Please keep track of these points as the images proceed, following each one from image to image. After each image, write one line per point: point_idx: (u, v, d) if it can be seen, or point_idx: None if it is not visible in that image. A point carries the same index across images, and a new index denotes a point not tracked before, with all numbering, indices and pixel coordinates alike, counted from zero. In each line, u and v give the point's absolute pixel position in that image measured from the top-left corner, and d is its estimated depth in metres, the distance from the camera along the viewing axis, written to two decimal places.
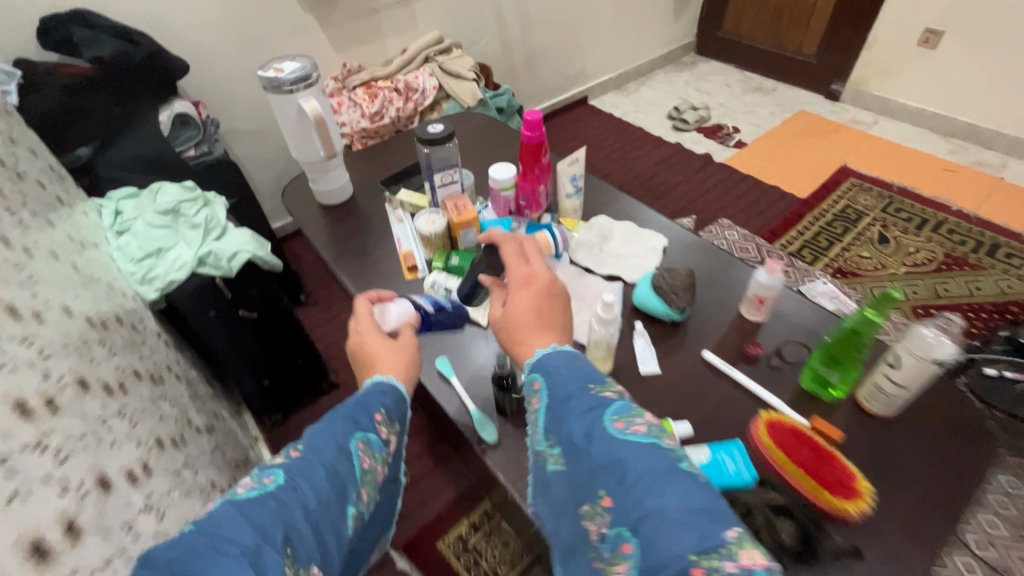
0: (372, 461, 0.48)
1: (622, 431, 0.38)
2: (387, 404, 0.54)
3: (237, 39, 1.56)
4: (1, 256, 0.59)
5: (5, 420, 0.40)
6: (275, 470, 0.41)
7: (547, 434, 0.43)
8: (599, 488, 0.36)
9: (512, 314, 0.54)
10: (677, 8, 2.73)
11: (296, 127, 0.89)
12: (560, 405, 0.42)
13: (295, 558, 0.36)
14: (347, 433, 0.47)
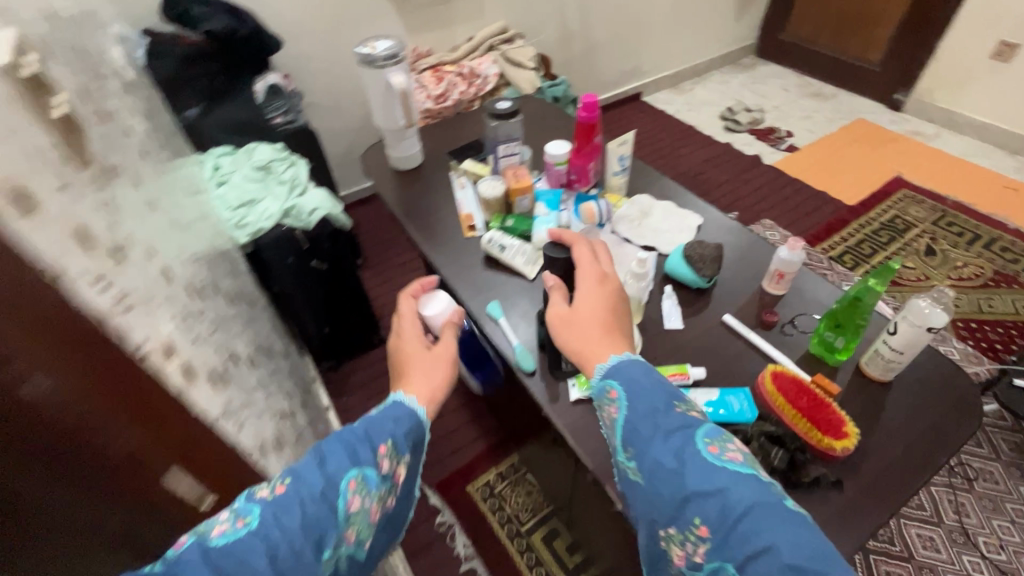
0: (366, 498, 0.47)
1: (720, 460, 0.45)
2: (394, 433, 0.53)
3: (324, 21, 1.73)
4: (161, 183, 0.75)
5: (183, 291, 0.55)
6: (252, 505, 0.42)
7: (627, 447, 0.51)
8: (694, 517, 0.43)
9: (585, 310, 0.64)
10: (739, 10, 2.75)
11: (382, 98, 1.02)
12: (649, 429, 0.49)
13: None
14: (339, 468, 0.46)
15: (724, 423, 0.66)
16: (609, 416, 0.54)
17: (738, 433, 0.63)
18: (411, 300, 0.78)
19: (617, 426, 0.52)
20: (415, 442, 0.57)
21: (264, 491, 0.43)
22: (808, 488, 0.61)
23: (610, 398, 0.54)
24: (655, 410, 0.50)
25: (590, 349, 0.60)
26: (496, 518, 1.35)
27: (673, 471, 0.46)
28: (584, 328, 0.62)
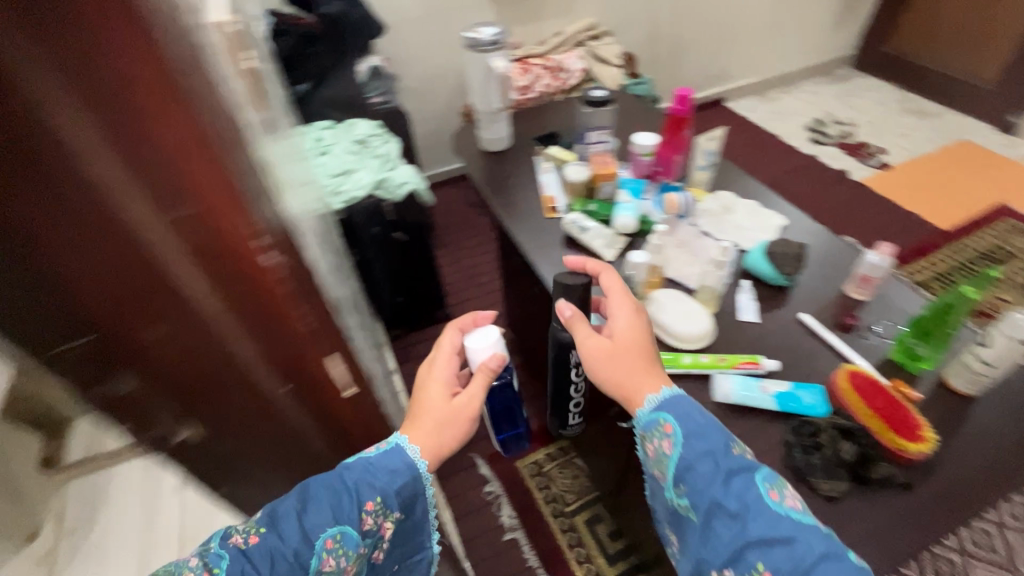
0: (340, 558, 0.49)
1: (782, 507, 0.48)
2: (384, 489, 0.53)
3: (425, 10, 1.83)
4: (291, 142, 0.84)
5: (315, 229, 0.63)
6: (221, 554, 0.47)
7: (680, 485, 0.52)
8: (758, 563, 0.46)
9: (629, 342, 0.62)
10: (839, 19, 2.63)
11: (482, 81, 1.09)
12: (709, 470, 0.51)
13: None
14: (317, 525, 0.49)
15: (795, 414, 0.68)
16: (656, 448, 0.56)
17: (808, 424, 0.65)
18: (456, 332, 0.73)
19: (668, 459, 0.53)
20: (412, 493, 0.57)
21: (239, 540, 0.48)
22: (875, 486, 0.62)
23: (663, 431, 0.55)
24: (712, 452, 0.51)
25: (637, 382, 0.59)
26: (542, 496, 1.39)
27: (734, 517, 0.48)
28: (629, 362, 0.60)
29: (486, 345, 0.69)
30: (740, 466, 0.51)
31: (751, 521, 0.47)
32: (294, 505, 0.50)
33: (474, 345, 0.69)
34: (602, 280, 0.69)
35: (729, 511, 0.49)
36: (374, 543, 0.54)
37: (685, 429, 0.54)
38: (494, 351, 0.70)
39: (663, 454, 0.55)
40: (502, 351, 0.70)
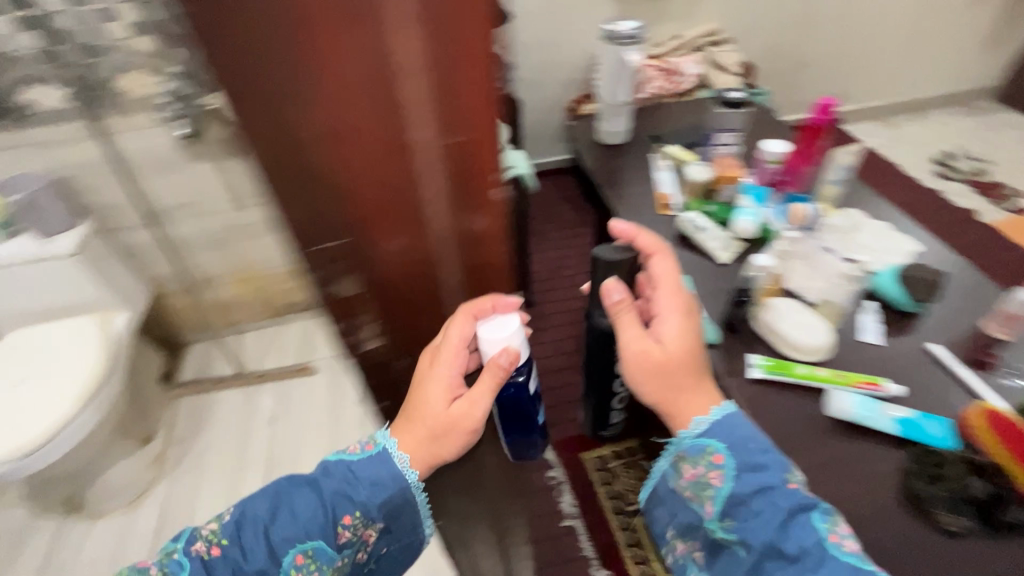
0: (314, 571, 0.51)
1: (842, 553, 0.48)
2: (363, 504, 0.52)
3: (548, 4, 1.87)
4: None
5: None
6: (181, 564, 0.50)
7: (726, 517, 0.53)
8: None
9: (677, 359, 0.58)
10: (988, 46, 2.40)
11: (612, 72, 1.11)
12: (768, 510, 0.51)
13: None
14: (284, 543, 0.50)
15: (919, 443, 0.66)
16: (701, 476, 0.55)
17: (932, 455, 0.63)
18: (468, 321, 0.52)
19: (717, 491, 0.54)
20: (399, 505, 0.55)
21: (200, 548, 0.50)
22: (1005, 533, 0.58)
23: (711, 461, 0.55)
24: (768, 490, 0.51)
25: (681, 401, 0.58)
26: (604, 491, 1.40)
27: (791, 561, 0.49)
28: (675, 381, 0.58)
29: (503, 334, 0.54)
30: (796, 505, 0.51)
31: (810, 567, 0.48)
32: (265, 516, 0.51)
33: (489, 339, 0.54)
34: (655, 268, 0.64)
35: (786, 555, 0.49)
36: (355, 551, 0.54)
37: (737, 462, 0.54)
38: (506, 345, 0.55)
39: (708, 482, 0.55)
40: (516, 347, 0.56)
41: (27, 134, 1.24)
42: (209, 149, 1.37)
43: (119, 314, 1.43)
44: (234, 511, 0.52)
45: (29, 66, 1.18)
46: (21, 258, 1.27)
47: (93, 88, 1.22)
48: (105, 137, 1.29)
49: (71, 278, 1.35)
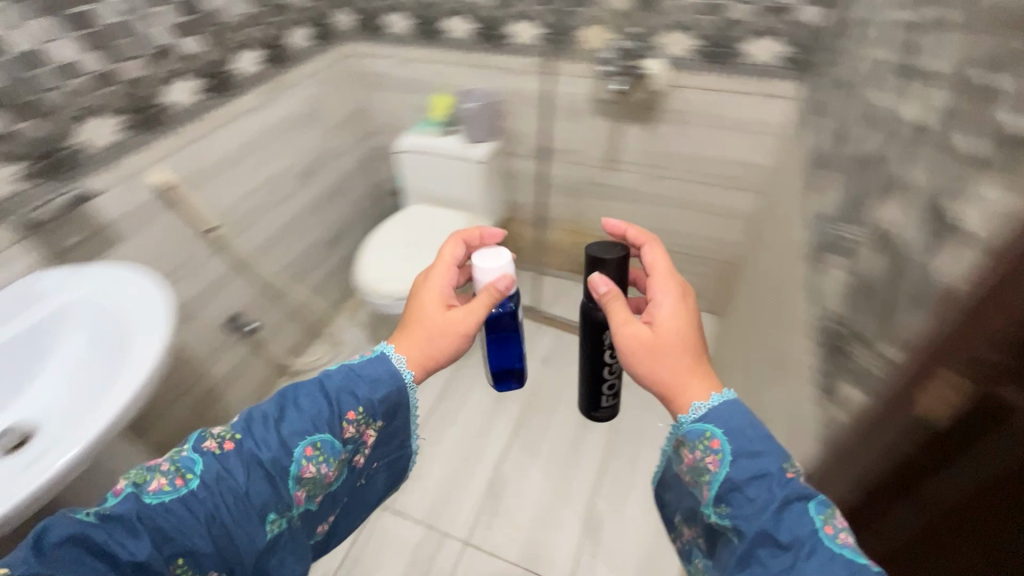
0: (323, 464, 0.61)
1: (836, 546, 0.47)
2: (363, 400, 0.66)
3: None
4: None
5: None
6: (195, 461, 0.57)
7: (722, 503, 0.56)
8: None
9: (668, 334, 0.70)
10: None
11: None
12: (761, 496, 0.52)
13: (185, 563, 0.53)
14: (294, 434, 0.60)
15: None
16: (699, 459, 0.59)
17: None
18: (460, 243, 0.84)
19: (712, 476, 0.57)
20: (393, 403, 0.69)
21: (211, 448, 0.58)
22: None
23: (709, 445, 0.58)
24: (766, 477, 0.53)
25: (684, 385, 0.66)
26: None
27: (785, 553, 0.49)
28: (671, 357, 0.69)
29: (497, 267, 0.78)
30: (794, 493, 0.51)
31: (801, 558, 0.48)
32: (273, 418, 0.62)
33: (483, 270, 0.78)
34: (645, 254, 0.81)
35: (779, 542, 0.50)
36: (355, 451, 0.66)
37: (734, 446, 0.57)
38: (502, 272, 0.78)
39: (705, 467, 0.58)
40: (509, 273, 0.79)
41: (498, 59, 1.51)
42: (619, 108, 1.46)
43: (481, 223, 1.67)
44: (241, 418, 0.62)
45: (529, 5, 1.40)
46: (449, 150, 1.58)
47: (562, 33, 1.40)
48: (549, 77, 1.48)
49: (469, 180, 1.62)
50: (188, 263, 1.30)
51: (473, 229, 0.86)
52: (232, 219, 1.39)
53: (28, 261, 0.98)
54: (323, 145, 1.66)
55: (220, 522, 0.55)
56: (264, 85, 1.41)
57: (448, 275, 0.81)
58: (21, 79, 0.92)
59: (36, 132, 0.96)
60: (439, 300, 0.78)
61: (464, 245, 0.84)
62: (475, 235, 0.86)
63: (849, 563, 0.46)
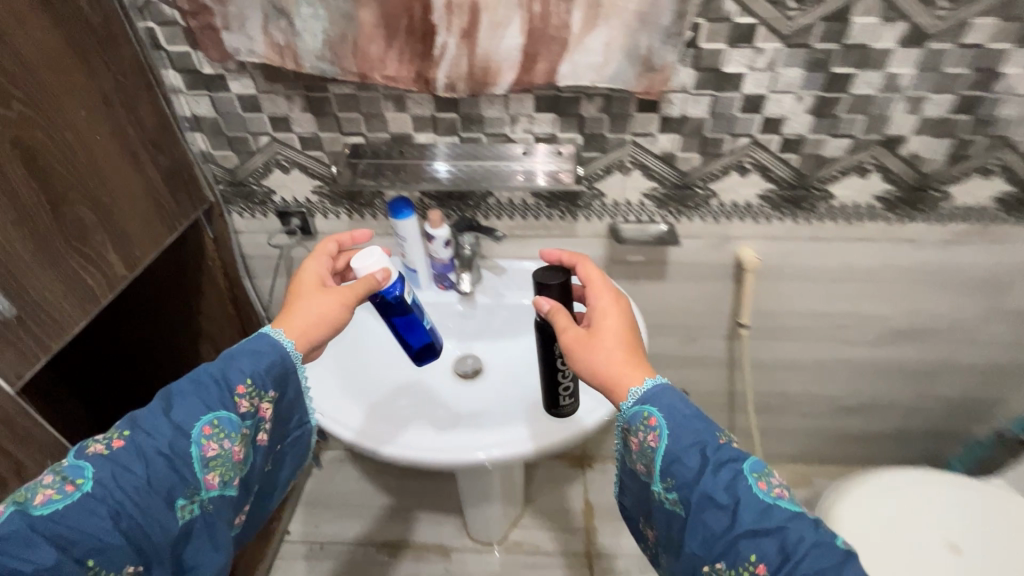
0: (225, 442, 0.67)
1: (768, 496, 0.62)
2: (249, 374, 0.69)
3: None
4: None
5: None
6: (83, 467, 0.61)
7: (671, 480, 0.65)
8: (751, 552, 0.59)
9: (606, 334, 0.73)
10: None
11: None
12: (700, 464, 0.64)
13: (97, 562, 0.60)
14: (187, 421, 0.65)
15: None
16: (644, 441, 0.68)
17: None
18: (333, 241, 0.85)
19: (656, 448, 0.66)
20: (280, 372, 0.72)
21: (97, 449, 0.63)
22: None
23: (649, 425, 0.67)
24: (704, 447, 0.64)
25: (620, 377, 0.70)
26: None
27: (727, 511, 0.61)
28: (607, 352, 0.72)
29: (375, 260, 0.79)
30: (722, 457, 0.64)
31: (739, 510, 0.61)
32: (157, 412, 0.66)
33: (359, 266, 0.80)
34: (583, 271, 0.79)
35: (719, 502, 0.62)
36: (256, 426, 0.71)
37: (670, 423, 0.66)
38: (381, 267, 0.80)
39: (648, 446, 0.67)
40: (389, 267, 0.80)
41: None
42: None
43: None
44: (125, 419, 0.66)
45: None
46: None
47: None
48: None
49: None
50: (694, 328, 1.16)
51: (342, 235, 0.87)
52: (767, 323, 1.14)
53: (590, 253, 1.03)
54: (962, 319, 1.11)
55: (127, 514, 0.61)
56: (960, 223, 0.96)
57: (324, 258, 0.81)
58: (721, 115, 0.84)
59: (686, 164, 0.91)
60: (317, 277, 0.79)
61: (337, 241, 0.85)
62: (348, 237, 0.87)
63: (779, 507, 0.61)
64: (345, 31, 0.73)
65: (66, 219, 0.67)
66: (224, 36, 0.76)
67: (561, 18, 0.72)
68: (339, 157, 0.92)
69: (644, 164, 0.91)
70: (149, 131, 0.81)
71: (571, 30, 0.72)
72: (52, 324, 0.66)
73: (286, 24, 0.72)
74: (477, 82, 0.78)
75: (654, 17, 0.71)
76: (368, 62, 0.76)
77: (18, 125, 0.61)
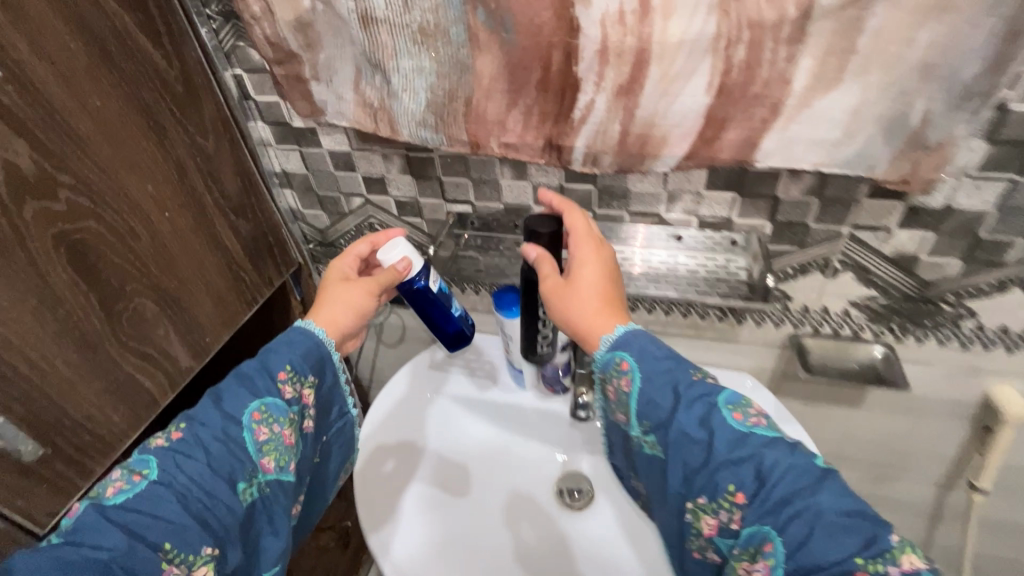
0: (275, 425, 0.54)
1: (746, 426, 0.47)
2: (291, 359, 0.57)
3: None
4: None
5: None
6: (148, 456, 0.49)
7: (643, 422, 0.50)
8: (729, 482, 0.45)
9: (583, 279, 0.54)
10: None
11: None
12: (668, 401, 0.49)
13: (173, 548, 0.46)
14: (235, 407, 0.53)
15: None
16: (615, 389, 0.52)
17: None
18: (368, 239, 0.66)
19: (627, 394, 0.51)
20: (321, 356, 0.59)
21: (159, 441, 0.51)
22: None
23: (620, 369, 0.51)
24: (673, 378, 0.49)
25: (589, 331, 0.53)
26: None
27: (700, 443, 0.47)
28: (577, 300, 0.53)
29: (395, 252, 0.62)
30: (695, 388, 0.49)
31: (716, 444, 0.46)
32: (206, 402, 0.53)
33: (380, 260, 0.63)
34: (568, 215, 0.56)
35: (691, 435, 0.47)
36: (304, 413, 0.58)
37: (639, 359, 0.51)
38: (405, 258, 0.62)
39: (620, 392, 0.52)
40: (413, 258, 0.63)
41: None
42: None
43: None
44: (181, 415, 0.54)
45: None
46: None
47: None
48: None
49: None
50: (892, 467, 0.84)
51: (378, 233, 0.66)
52: (1012, 483, 0.78)
53: (756, 363, 0.76)
54: None
55: (195, 498, 0.48)
56: None
57: (352, 255, 0.64)
58: (1017, 209, 0.53)
59: (934, 271, 0.60)
60: (340, 272, 0.64)
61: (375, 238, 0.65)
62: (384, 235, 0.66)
63: (758, 439, 0.46)
64: (455, 86, 0.54)
65: (121, 317, 0.56)
66: (313, 89, 0.61)
67: (776, 69, 0.46)
68: (441, 228, 0.74)
69: (862, 265, 0.62)
70: (230, 197, 0.69)
71: (791, 88, 0.47)
72: (96, 444, 0.56)
73: (380, 80, 0.55)
74: (630, 154, 0.55)
75: (947, 71, 0.43)
76: (483, 125, 0.56)
77: (66, 218, 0.50)
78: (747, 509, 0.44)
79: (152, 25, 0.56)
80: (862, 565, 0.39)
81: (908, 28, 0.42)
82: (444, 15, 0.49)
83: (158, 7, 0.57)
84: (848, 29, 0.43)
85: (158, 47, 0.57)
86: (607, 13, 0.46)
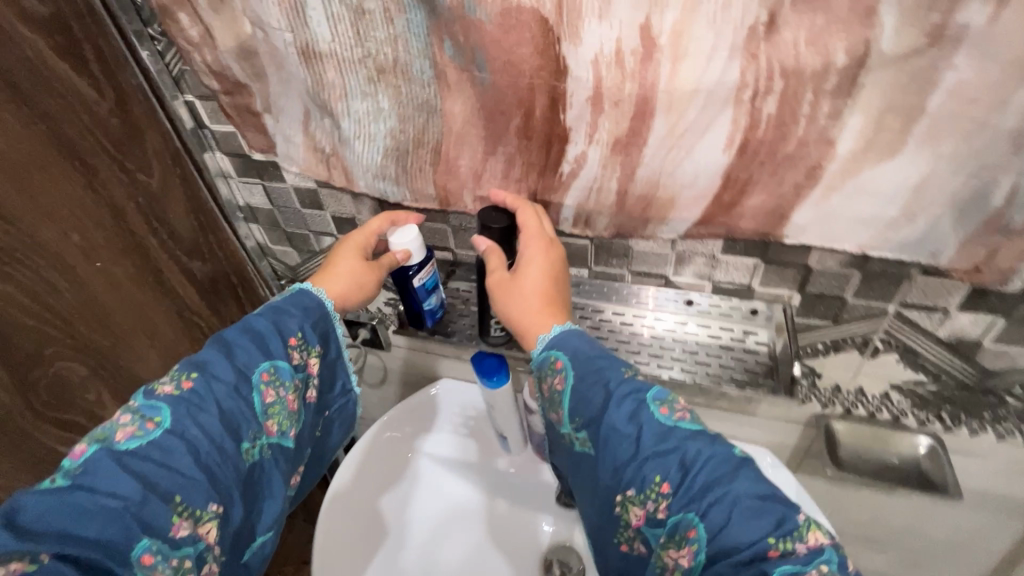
0: (281, 389, 0.42)
1: (671, 420, 0.37)
2: (301, 321, 0.45)
3: None
4: None
5: None
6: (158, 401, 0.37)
7: (576, 419, 0.40)
8: (655, 473, 0.36)
9: (522, 278, 0.45)
10: None
11: None
12: (598, 395, 0.39)
13: (186, 502, 0.35)
14: (247, 359, 0.41)
15: None
16: (548, 389, 0.42)
17: None
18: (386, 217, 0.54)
19: (561, 394, 0.41)
20: (325, 329, 0.47)
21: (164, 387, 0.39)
22: None
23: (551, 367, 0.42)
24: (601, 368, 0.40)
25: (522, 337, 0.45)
26: None
27: (628, 438, 0.37)
28: (512, 301, 0.44)
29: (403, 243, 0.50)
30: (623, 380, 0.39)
31: (645, 441, 0.36)
32: (212, 351, 0.41)
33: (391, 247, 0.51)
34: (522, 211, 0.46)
35: (615, 428, 0.37)
36: (308, 381, 0.46)
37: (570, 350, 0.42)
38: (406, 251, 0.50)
39: (553, 393, 0.42)
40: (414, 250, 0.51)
41: None
42: None
43: None
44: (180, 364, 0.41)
45: None
46: None
47: None
48: None
49: None
50: (930, 559, 0.73)
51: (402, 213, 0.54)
52: None
53: (773, 439, 0.61)
54: None
55: (205, 453, 0.37)
56: None
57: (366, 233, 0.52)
58: None
59: (998, 360, 0.50)
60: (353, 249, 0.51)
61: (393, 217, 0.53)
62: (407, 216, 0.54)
63: (683, 432, 0.36)
64: (422, 129, 0.45)
65: (39, 385, 0.51)
66: (267, 123, 0.52)
67: (816, 128, 0.36)
68: None
69: (909, 347, 0.52)
70: (183, 239, 0.62)
71: (835, 150, 0.37)
72: None
73: (331, 125, 0.47)
74: (632, 215, 0.45)
75: None
76: (456, 175, 0.47)
77: None
78: (675, 502, 0.35)
79: (77, 49, 0.48)
80: (774, 545, 0.32)
81: (998, 86, 0.31)
82: (404, 48, 0.41)
83: (85, 29, 0.48)
84: (916, 83, 0.33)
85: (87, 76, 0.49)
86: (601, 54, 0.37)
